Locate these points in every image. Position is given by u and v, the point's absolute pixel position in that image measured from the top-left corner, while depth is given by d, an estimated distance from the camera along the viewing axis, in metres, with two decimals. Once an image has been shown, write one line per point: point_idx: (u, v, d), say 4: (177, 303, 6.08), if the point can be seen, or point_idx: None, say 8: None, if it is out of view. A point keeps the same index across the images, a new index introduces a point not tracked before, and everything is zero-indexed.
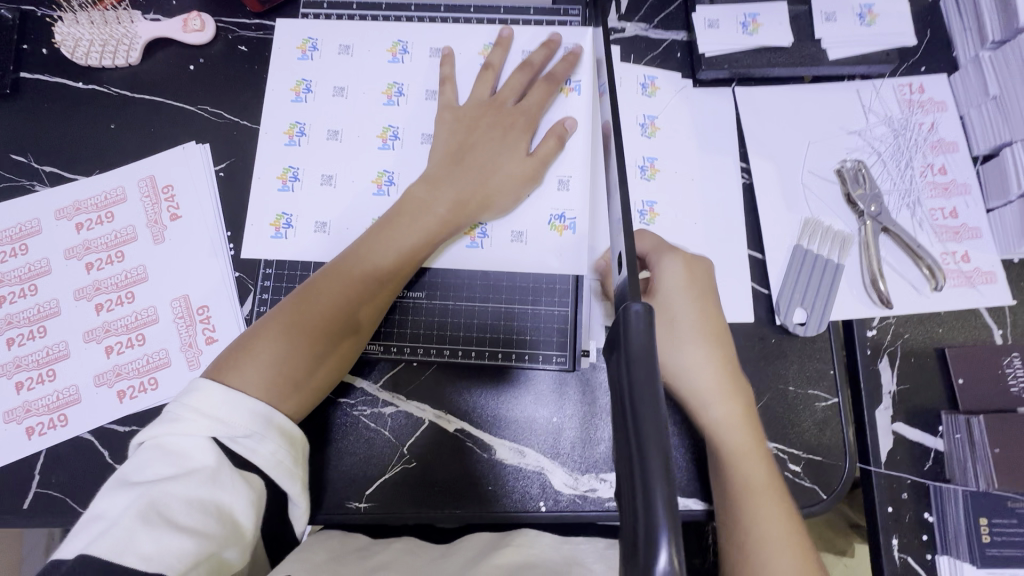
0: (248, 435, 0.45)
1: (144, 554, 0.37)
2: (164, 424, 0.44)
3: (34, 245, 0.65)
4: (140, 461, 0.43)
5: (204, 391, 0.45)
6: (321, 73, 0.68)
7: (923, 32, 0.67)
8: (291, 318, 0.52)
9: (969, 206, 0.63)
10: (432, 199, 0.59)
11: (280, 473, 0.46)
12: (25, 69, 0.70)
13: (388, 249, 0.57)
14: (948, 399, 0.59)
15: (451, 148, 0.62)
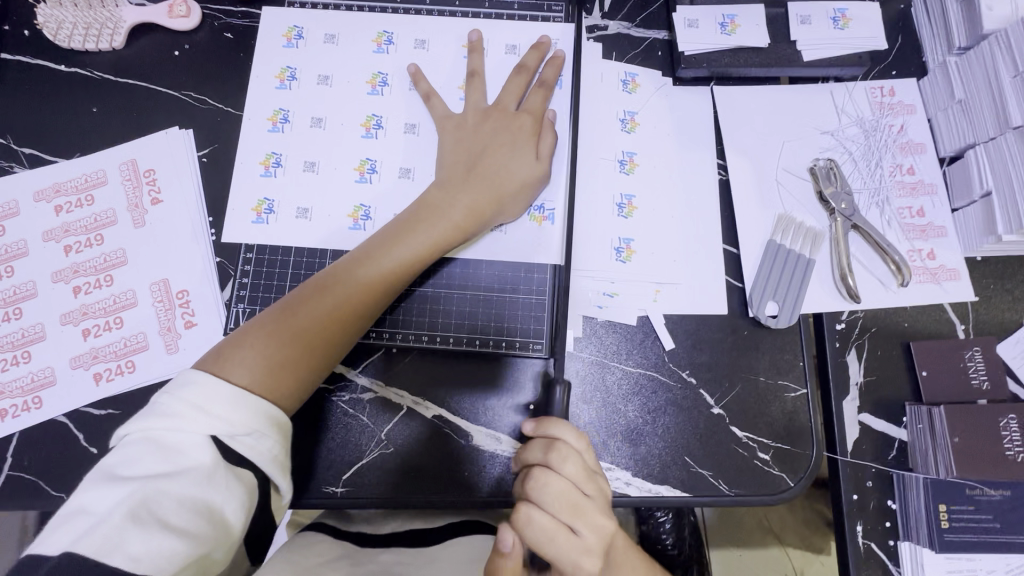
0: (248, 433, 0.45)
1: (133, 555, 0.38)
2: (156, 417, 0.43)
3: (11, 227, 0.64)
4: (127, 455, 0.42)
5: (202, 384, 0.45)
6: (306, 62, 0.68)
7: (894, 37, 0.69)
8: (295, 316, 0.53)
9: (936, 206, 0.65)
10: (444, 206, 0.59)
11: (271, 467, 0.46)
12: (6, 50, 0.70)
13: (396, 256, 0.57)
14: (912, 392, 0.61)
15: (464, 158, 0.62)
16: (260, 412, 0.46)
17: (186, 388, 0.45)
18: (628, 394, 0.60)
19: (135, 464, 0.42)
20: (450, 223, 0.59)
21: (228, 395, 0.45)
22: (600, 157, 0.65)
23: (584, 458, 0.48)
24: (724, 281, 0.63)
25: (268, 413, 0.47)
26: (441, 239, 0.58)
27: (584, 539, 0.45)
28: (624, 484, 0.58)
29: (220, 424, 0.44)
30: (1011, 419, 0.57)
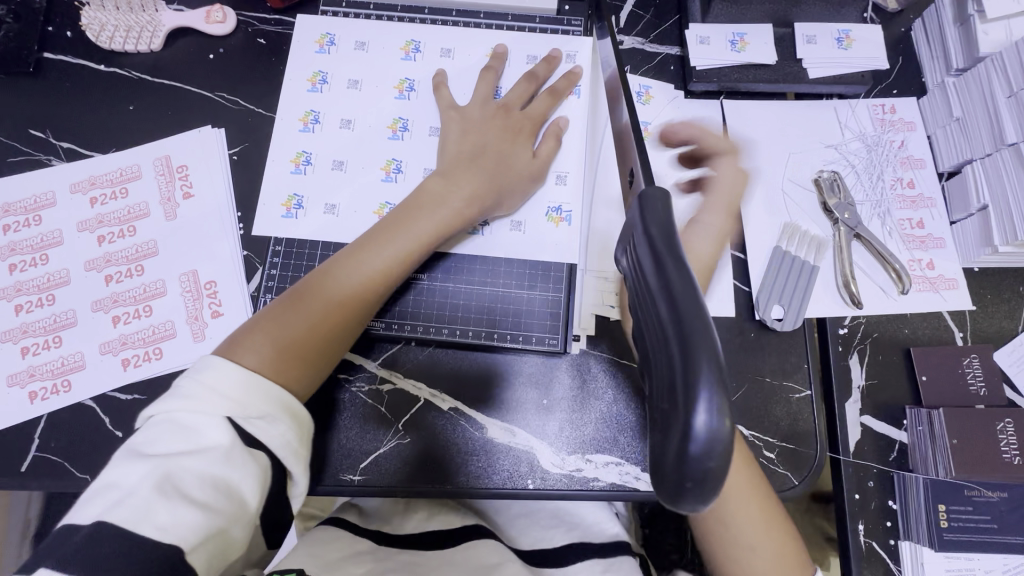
0: (261, 416, 0.45)
1: (161, 526, 0.39)
2: (178, 399, 0.44)
3: (47, 216, 0.67)
4: (152, 435, 0.43)
5: (218, 370, 0.45)
6: (336, 67, 0.72)
7: (895, 58, 0.73)
8: (306, 304, 0.54)
9: (935, 218, 0.68)
10: (447, 194, 0.61)
11: (282, 450, 0.46)
12: (49, 50, 0.73)
13: (400, 242, 0.58)
14: (912, 396, 0.63)
15: (467, 149, 0.64)
16: (274, 398, 0.47)
17: (204, 372, 0.45)
18: (639, 391, 0.63)
19: (158, 443, 0.42)
20: (452, 211, 0.61)
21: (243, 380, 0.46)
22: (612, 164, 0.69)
23: None
24: (732, 286, 0.65)
25: (281, 399, 0.47)
26: (443, 223, 0.60)
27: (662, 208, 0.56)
28: (633, 478, 0.60)
29: (234, 406, 0.45)
30: (1008, 422, 0.59)
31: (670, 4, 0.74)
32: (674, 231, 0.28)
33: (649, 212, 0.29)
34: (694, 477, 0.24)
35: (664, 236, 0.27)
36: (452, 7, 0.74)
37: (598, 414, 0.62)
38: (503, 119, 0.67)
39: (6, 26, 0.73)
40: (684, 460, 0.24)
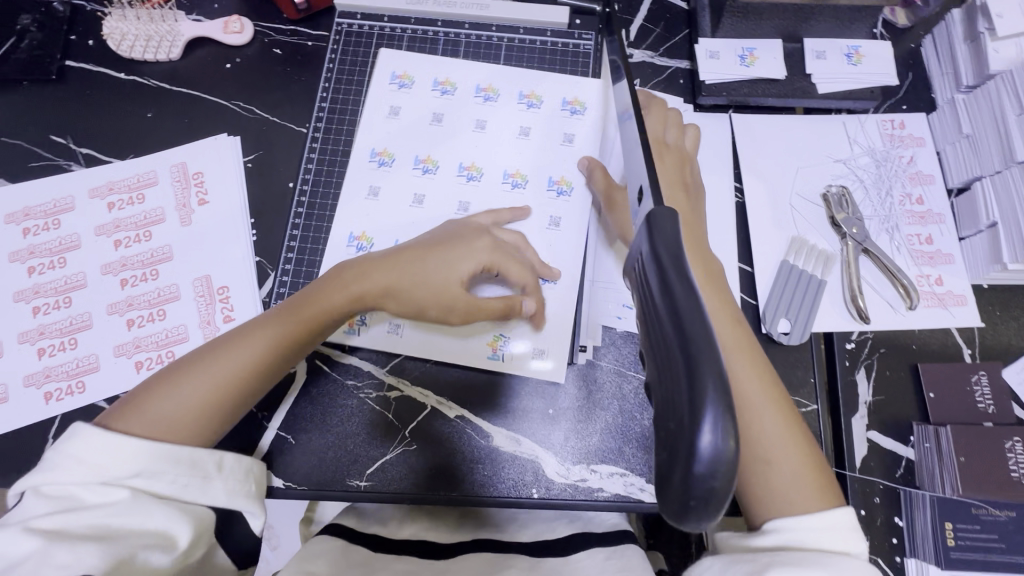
0: (136, 474, 0.47)
1: (59, 565, 0.40)
2: (44, 473, 0.46)
3: (66, 221, 0.68)
4: (25, 508, 0.44)
5: (88, 433, 0.47)
6: (412, 104, 0.71)
7: (905, 74, 0.73)
8: (205, 369, 0.53)
9: (943, 234, 0.68)
10: (392, 263, 0.60)
11: (177, 490, 0.48)
12: (72, 58, 0.75)
13: (315, 318, 0.57)
14: (920, 412, 0.63)
15: (418, 245, 0.62)
16: (156, 451, 0.48)
17: (70, 441, 0.47)
18: (645, 402, 0.63)
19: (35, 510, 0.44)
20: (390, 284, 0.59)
21: (112, 443, 0.47)
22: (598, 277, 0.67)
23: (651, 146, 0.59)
24: (739, 298, 0.65)
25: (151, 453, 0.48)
26: (362, 296, 0.58)
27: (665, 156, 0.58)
28: (638, 489, 0.61)
29: (101, 471, 0.46)
30: (1016, 441, 0.59)
31: (679, 19, 0.75)
32: (680, 253, 0.28)
33: (657, 232, 0.29)
34: (698, 495, 0.25)
35: (671, 259, 0.28)
36: (465, 20, 0.75)
37: (603, 425, 0.63)
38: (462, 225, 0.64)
39: (31, 35, 0.75)
40: (690, 475, 0.25)
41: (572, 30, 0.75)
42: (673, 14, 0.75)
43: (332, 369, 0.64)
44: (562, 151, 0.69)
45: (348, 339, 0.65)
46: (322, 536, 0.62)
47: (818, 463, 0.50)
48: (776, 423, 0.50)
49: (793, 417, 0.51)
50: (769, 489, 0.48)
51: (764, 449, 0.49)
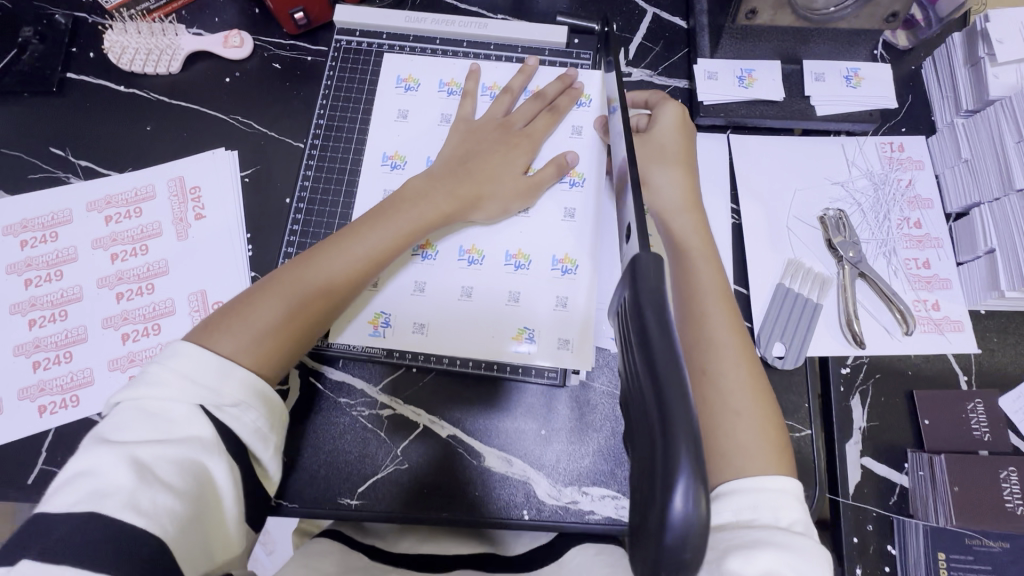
0: (233, 404, 0.48)
1: (140, 509, 0.40)
2: (145, 387, 0.46)
3: (63, 233, 0.69)
4: (119, 421, 0.45)
5: (185, 355, 0.48)
6: (419, 107, 0.72)
7: (905, 96, 0.73)
8: (286, 286, 0.54)
9: (941, 258, 0.67)
10: (426, 192, 0.62)
11: (252, 438, 0.48)
12: (72, 70, 0.75)
13: (382, 233, 0.59)
14: (914, 439, 0.62)
15: (456, 154, 0.66)
16: (248, 384, 0.49)
17: (175, 358, 0.47)
18: None
19: (128, 430, 0.44)
20: (435, 207, 0.62)
21: (218, 367, 0.48)
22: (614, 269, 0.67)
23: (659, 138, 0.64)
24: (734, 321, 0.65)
25: (251, 386, 0.49)
26: (411, 223, 0.60)
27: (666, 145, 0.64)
28: None
29: (206, 392, 0.47)
30: (1011, 471, 0.58)
31: (679, 38, 0.75)
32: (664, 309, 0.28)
33: (641, 279, 0.29)
34: (669, 558, 0.25)
35: (655, 318, 0.28)
36: (464, 38, 0.75)
37: (596, 447, 0.62)
38: (498, 131, 0.68)
39: (32, 47, 0.75)
40: (662, 540, 0.25)
41: (570, 49, 0.74)
42: (672, 33, 0.75)
43: (325, 386, 0.64)
44: (569, 145, 0.70)
45: (376, 341, 0.64)
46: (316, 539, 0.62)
47: (777, 428, 0.52)
48: (743, 377, 0.53)
49: (760, 379, 0.54)
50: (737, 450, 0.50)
51: (730, 399, 0.52)
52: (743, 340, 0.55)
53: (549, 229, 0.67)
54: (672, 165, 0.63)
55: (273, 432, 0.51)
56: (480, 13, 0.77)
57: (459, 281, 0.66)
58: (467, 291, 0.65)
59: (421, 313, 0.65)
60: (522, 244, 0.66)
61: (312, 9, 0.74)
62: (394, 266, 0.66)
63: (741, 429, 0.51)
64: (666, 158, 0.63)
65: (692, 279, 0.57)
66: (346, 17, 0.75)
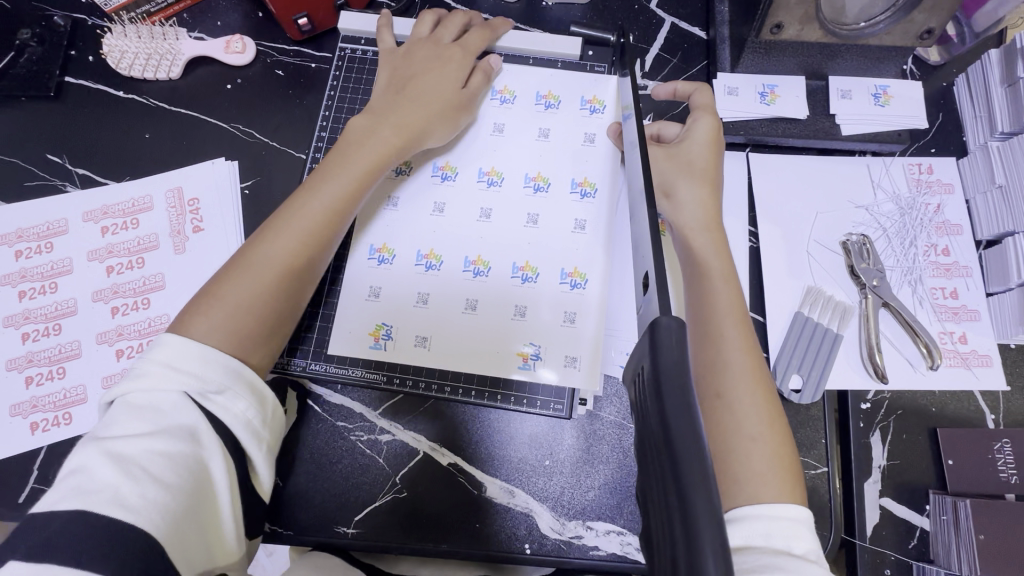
0: (220, 392, 0.45)
1: (129, 506, 0.37)
2: (131, 381, 0.44)
3: (59, 244, 0.67)
4: (111, 418, 0.43)
5: (168, 345, 0.46)
6: None
7: (935, 115, 0.70)
8: (247, 260, 0.51)
9: (970, 288, 0.64)
10: (372, 129, 0.59)
11: (244, 431, 0.45)
12: (70, 73, 0.73)
13: (337, 177, 0.56)
14: (936, 479, 0.59)
15: (395, 85, 0.62)
16: (228, 368, 0.46)
17: (158, 349, 0.46)
18: None
19: (118, 425, 0.42)
20: (385, 140, 0.58)
21: (196, 352, 0.45)
22: (624, 285, 0.64)
23: (688, 151, 0.60)
24: None
25: (235, 369, 0.46)
26: (367, 160, 0.57)
27: (692, 156, 0.60)
28: (635, 549, 0.58)
29: (191, 381, 0.44)
30: None
31: (698, 49, 0.71)
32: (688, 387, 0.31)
33: (665, 365, 0.31)
34: None
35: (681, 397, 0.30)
36: None
37: (600, 481, 0.60)
38: (432, 57, 0.64)
39: (30, 49, 0.73)
40: None
41: (585, 62, 0.71)
42: (691, 45, 0.72)
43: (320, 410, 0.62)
44: (582, 151, 0.67)
45: (376, 354, 0.62)
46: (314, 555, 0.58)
47: (791, 459, 0.49)
48: (757, 403, 0.50)
49: (776, 409, 0.50)
50: (750, 472, 0.47)
51: (745, 425, 0.49)
52: (754, 362, 0.51)
53: (557, 248, 0.64)
54: (698, 181, 0.59)
55: (265, 429, 0.47)
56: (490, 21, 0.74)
57: (463, 293, 0.63)
58: (472, 304, 0.63)
59: (422, 324, 0.62)
60: (530, 255, 0.64)
61: (316, 14, 0.71)
62: (395, 278, 0.63)
63: (754, 456, 0.48)
64: (693, 173, 0.59)
65: (710, 299, 0.54)
66: (351, 25, 0.72)
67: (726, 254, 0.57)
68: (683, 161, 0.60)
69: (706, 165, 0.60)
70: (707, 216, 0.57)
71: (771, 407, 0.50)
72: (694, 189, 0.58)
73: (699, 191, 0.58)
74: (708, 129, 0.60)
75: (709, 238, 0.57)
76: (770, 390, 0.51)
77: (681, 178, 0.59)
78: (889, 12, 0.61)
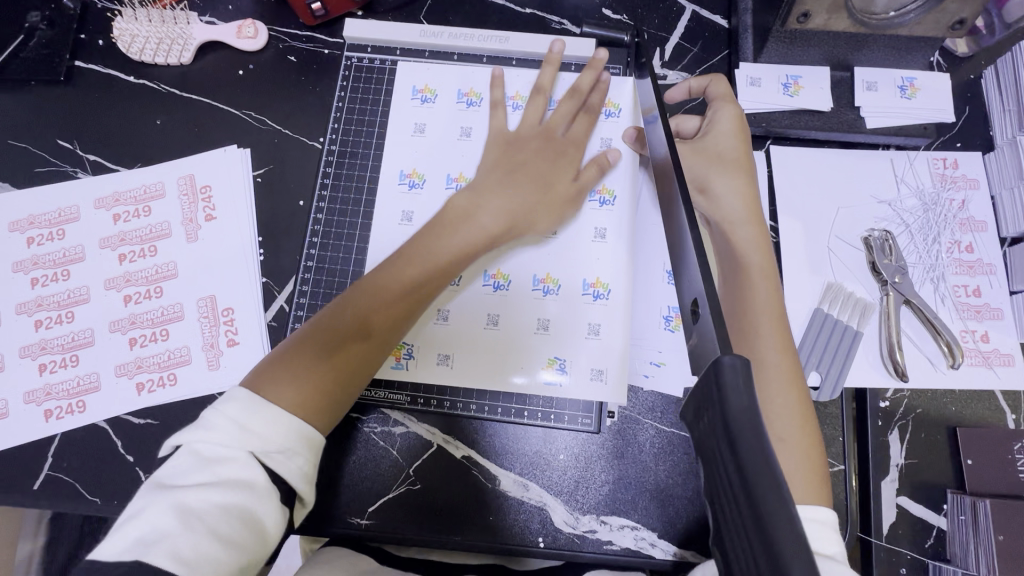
0: (279, 450, 0.43)
1: (181, 558, 0.37)
2: (200, 429, 0.43)
3: (70, 232, 0.66)
4: (178, 466, 0.42)
5: (238, 400, 0.44)
6: (436, 120, 0.68)
7: (962, 108, 0.68)
8: (338, 327, 0.51)
9: (993, 286, 0.63)
10: (470, 219, 0.58)
11: (300, 482, 0.44)
12: (80, 58, 0.72)
13: (425, 269, 0.55)
14: (955, 479, 0.59)
15: (501, 173, 0.61)
16: (290, 428, 0.45)
17: (229, 403, 0.44)
18: (660, 456, 0.60)
19: (186, 475, 0.41)
20: (480, 231, 0.58)
21: (255, 405, 0.44)
22: (648, 273, 0.64)
23: (712, 143, 0.59)
24: None
25: (297, 428, 0.45)
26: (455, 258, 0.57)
27: (720, 146, 0.59)
28: (649, 544, 0.58)
29: (254, 439, 0.43)
30: None
31: (719, 38, 0.70)
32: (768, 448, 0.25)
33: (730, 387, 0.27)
34: None
35: (762, 463, 0.24)
36: (483, 52, 0.70)
37: (614, 476, 0.60)
38: (541, 140, 0.63)
39: (39, 32, 0.72)
40: None
41: (598, 62, 0.69)
42: (713, 33, 0.70)
43: None
44: (600, 156, 0.66)
45: (398, 373, 0.61)
46: (326, 546, 0.57)
47: (820, 459, 0.48)
48: (790, 403, 0.49)
49: (809, 411, 0.50)
50: None
51: (775, 425, 0.48)
52: (789, 361, 0.51)
53: (571, 256, 0.63)
54: (732, 171, 0.58)
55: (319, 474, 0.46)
56: (508, 9, 0.73)
57: (484, 309, 0.62)
58: (492, 319, 0.62)
59: (443, 342, 0.62)
60: (550, 268, 0.63)
61: None
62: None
63: (780, 457, 0.47)
64: (724, 163, 0.58)
65: (746, 295, 0.53)
66: (357, 32, 0.70)
67: (768, 248, 0.56)
68: (717, 152, 0.59)
69: (740, 157, 0.58)
70: (744, 210, 0.56)
71: (802, 409, 0.49)
72: (730, 182, 0.57)
73: (733, 185, 0.57)
74: (733, 117, 0.60)
75: (751, 230, 0.56)
76: (804, 392, 0.50)
77: (716, 170, 0.58)
78: (920, 2, 0.59)
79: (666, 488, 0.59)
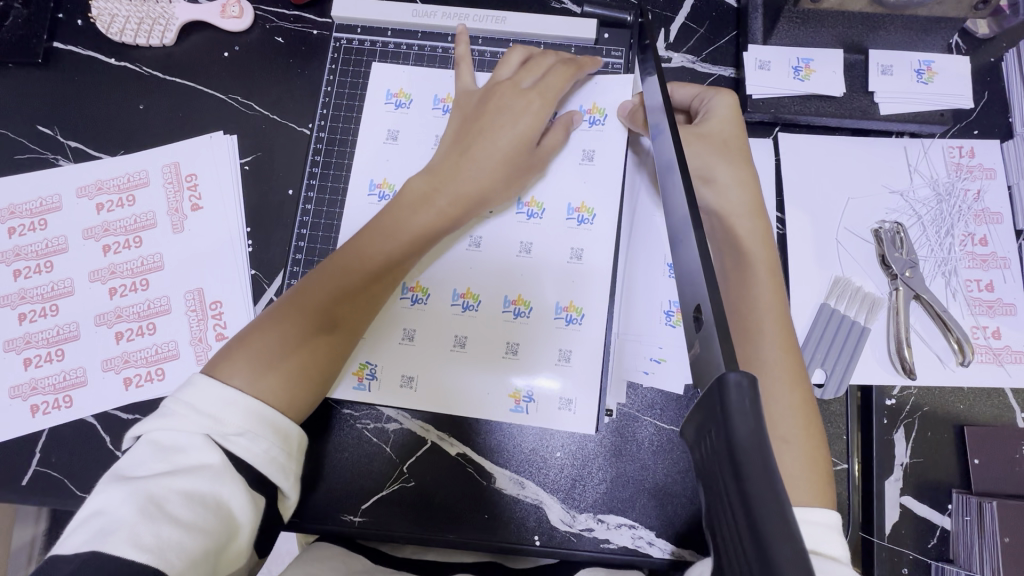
0: (240, 433, 0.43)
1: (144, 545, 0.36)
2: (156, 419, 0.43)
3: (53, 221, 0.64)
4: (132, 459, 0.41)
5: (196, 387, 0.44)
6: (415, 119, 0.65)
7: (981, 93, 0.65)
8: (288, 311, 0.50)
9: (1007, 281, 0.61)
10: (430, 192, 0.57)
11: (268, 469, 0.43)
12: (59, 39, 0.69)
13: (392, 243, 0.55)
14: (960, 478, 0.58)
15: (461, 138, 0.60)
16: (251, 411, 0.44)
17: (184, 390, 0.44)
18: (661, 455, 0.58)
19: (143, 465, 0.40)
20: (436, 206, 0.56)
21: (222, 396, 0.44)
22: (649, 269, 0.62)
23: (712, 129, 0.57)
24: None
25: (258, 413, 0.44)
26: (421, 226, 0.56)
27: (722, 133, 0.57)
28: (647, 543, 0.57)
29: (208, 422, 0.43)
30: None
31: (727, 18, 0.66)
32: (774, 475, 0.23)
33: (733, 397, 0.25)
34: None
35: (772, 496, 0.23)
36: (478, 34, 0.67)
37: (613, 474, 0.58)
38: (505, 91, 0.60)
39: (15, 11, 0.69)
40: None
41: (600, 45, 0.66)
42: (720, 13, 0.66)
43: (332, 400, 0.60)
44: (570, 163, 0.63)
45: (360, 394, 0.59)
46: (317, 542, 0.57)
47: (824, 460, 0.47)
48: (793, 403, 0.47)
49: (812, 409, 0.48)
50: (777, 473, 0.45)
51: (779, 427, 0.47)
52: (790, 357, 0.49)
53: (557, 270, 0.60)
54: (733, 160, 0.55)
55: (291, 460, 0.45)
56: None
57: (452, 329, 0.60)
58: (461, 341, 0.60)
59: (410, 363, 0.60)
60: (522, 289, 0.61)
61: None
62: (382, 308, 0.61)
63: (785, 458, 0.46)
64: (724, 152, 0.56)
65: (749, 293, 0.51)
66: (348, 11, 0.67)
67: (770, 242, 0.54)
68: (723, 140, 0.56)
69: (738, 146, 0.56)
70: (746, 200, 0.54)
71: (804, 409, 0.48)
72: (731, 172, 0.55)
73: (736, 177, 0.55)
74: (728, 107, 0.58)
75: (752, 223, 0.53)
76: (805, 389, 0.49)
77: (717, 157, 0.55)
78: None
79: (663, 488, 0.58)
